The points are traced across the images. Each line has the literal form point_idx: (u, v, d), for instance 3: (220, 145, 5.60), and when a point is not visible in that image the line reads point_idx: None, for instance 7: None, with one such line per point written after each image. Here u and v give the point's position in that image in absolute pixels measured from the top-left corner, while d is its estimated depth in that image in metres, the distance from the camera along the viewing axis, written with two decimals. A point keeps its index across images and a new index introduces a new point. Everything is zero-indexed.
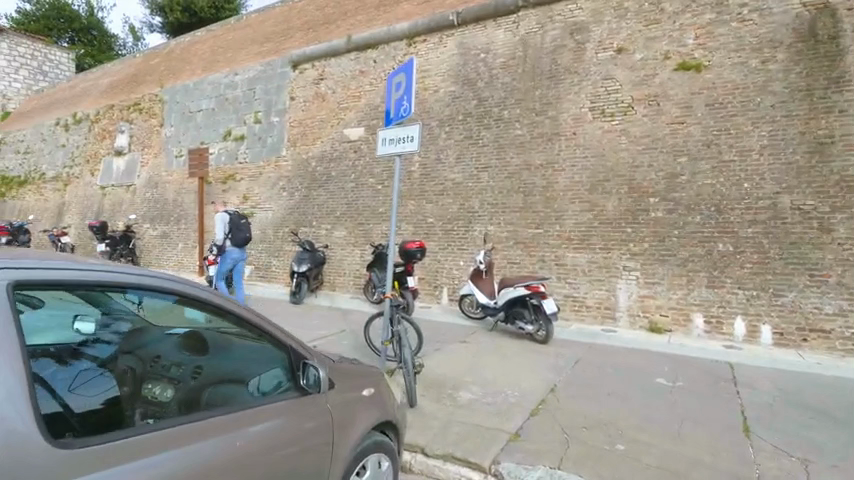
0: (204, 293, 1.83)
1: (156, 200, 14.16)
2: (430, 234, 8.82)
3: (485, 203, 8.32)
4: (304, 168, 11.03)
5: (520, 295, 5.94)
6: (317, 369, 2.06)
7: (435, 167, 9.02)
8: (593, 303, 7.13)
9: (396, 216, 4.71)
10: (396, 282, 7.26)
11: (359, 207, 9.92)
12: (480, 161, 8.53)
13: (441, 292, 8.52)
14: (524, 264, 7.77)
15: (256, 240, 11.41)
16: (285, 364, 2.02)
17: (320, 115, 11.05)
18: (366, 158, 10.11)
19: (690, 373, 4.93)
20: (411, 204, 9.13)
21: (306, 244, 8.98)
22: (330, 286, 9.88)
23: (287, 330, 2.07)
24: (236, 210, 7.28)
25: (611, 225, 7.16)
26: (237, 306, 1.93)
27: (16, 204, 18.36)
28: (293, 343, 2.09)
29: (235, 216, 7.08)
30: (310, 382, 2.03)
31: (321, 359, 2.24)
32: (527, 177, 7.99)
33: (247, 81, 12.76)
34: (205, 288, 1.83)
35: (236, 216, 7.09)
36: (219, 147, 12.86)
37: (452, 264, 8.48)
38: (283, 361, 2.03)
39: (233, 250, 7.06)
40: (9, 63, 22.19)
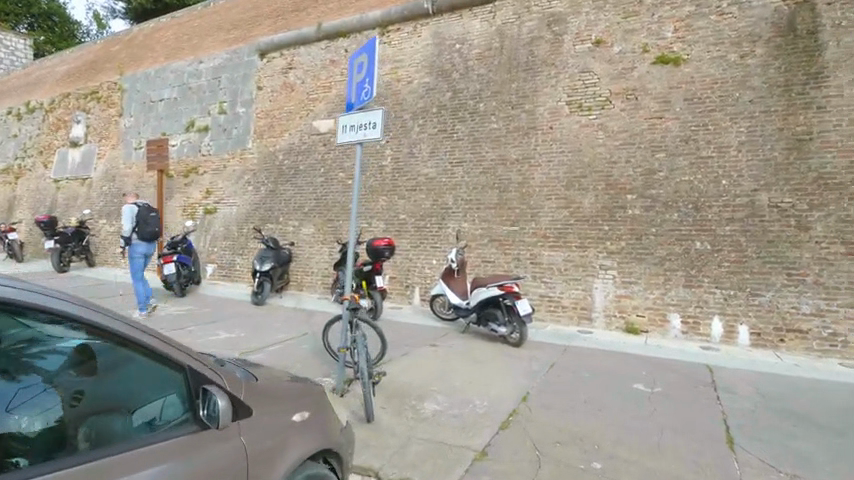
0: (115, 325, 1.59)
1: (115, 194, 13.44)
2: (401, 231, 8.46)
3: (459, 199, 8.00)
4: (270, 161, 10.53)
5: (493, 296, 5.65)
6: (218, 397, 1.66)
7: (408, 162, 8.66)
8: (569, 303, 6.88)
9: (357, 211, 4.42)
10: (364, 281, 6.89)
11: (328, 203, 9.49)
12: (454, 155, 8.21)
13: (413, 292, 8.17)
14: (498, 262, 7.49)
15: (220, 237, 10.87)
16: (182, 391, 1.65)
17: (288, 106, 10.56)
18: (336, 151, 9.67)
19: (667, 377, 4.71)
20: (382, 200, 8.76)
21: (270, 241, 8.55)
22: (297, 285, 9.43)
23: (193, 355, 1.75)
24: (147, 203, 6.92)
25: (588, 222, 6.93)
26: (147, 335, 1.67)
27: None
28: (193, 365, 1.73)
29: (143, 208, 6.75)
30: (211, 414, 1.64)
31: (236, 379, 1.88)
32: (502, 173, 7.71)
33: (212, 70, 12.15)
34: (116, 319, 1.61)
35: (145, 209, 6.73)
36: (182, 139, 12.26)
37: (424, 263, 8.14)
38: (179, 386, 1.66)
39: (140, 244, 6.69)
40: None
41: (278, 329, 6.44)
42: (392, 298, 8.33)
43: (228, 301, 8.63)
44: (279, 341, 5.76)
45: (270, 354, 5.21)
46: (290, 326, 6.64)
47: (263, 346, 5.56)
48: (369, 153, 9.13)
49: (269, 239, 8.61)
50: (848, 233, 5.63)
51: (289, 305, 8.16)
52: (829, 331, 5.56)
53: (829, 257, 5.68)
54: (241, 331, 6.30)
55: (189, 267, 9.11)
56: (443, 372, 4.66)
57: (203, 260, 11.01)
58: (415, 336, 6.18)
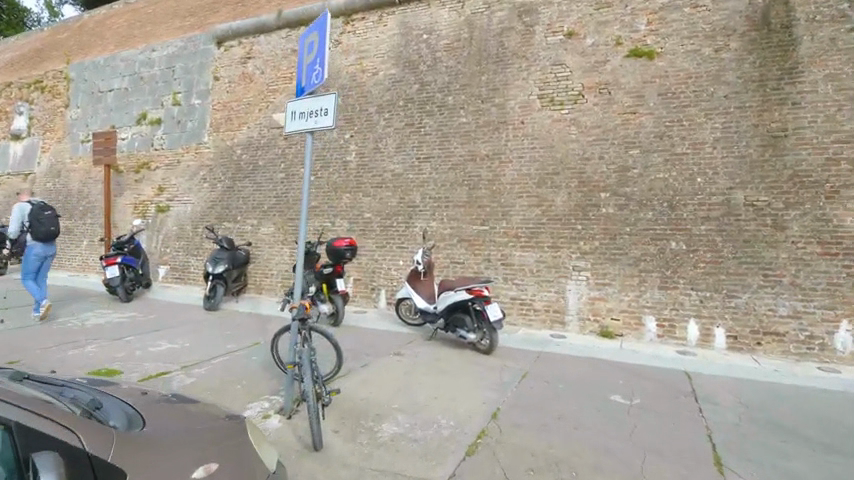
0: None
1: (60, 191, 12.53)
2: (366, 230, 8.00)
3: (427, 197, 7.60)
4: (227, 156, 9.91)
5: (461, 300, 5.26)
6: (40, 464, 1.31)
7: (373, 157, 8.21)
8: (542, 306, 6.56)
9: (305, 211, 3.96)
10: (325, 284, 6.43)
11: (289, 201, 8.94)
12: (421, 151, 7.80)
13: (378, 295, 7.73)
14: (467, 263, 7.13)
15: (173, 237, 10.18)
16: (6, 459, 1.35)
17: (247, 98, 9.94)
18: (297, 146, 9.13)
19: (643, 386, 4.43)
20: (346, 198, 8.29)
21: (224, 241, 7.96)
22: (256, 288, 8.86)
23: (49, 419, 1.49)
24: (41, 199, 6.26)
25: (560, 221, 6.63)
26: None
27: None
28: (44, 427, 1.46)
29: (37, 206, 6.09)
30: None
31: (106, 438, 1.55)
32: (472, 169, 7.34)
33: (165, 59, 11.40)
34: None
35: (39, 207, 6.08)
36: (132, 132, 11.49)
37: (390, 264, 7.71)
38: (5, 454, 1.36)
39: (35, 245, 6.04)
40: None
41: (229, 338, 5.91)
42: (357, 301, 7.87)
43: (179, 306, 8.02)
44: (227, 352, 5.26)
45: (215, 368, 4.72)
46: (242, 334, 6.13)
47: (210, 359, 5.05)
48: (332, 148, 8.64)
49: (224, 239, 8.03)
50: (823, 233, 5.48)
51: (245, 310, 7.60)
52: (806, 333, 5.39)
53: (805, 257, 5.52)
54: (186, 340, 5.75)
55: (136, 269, 8.42)
56: (405, 386, 4.25)
57: (156, 262, 10.30)
58: (378, 343, 5.75)
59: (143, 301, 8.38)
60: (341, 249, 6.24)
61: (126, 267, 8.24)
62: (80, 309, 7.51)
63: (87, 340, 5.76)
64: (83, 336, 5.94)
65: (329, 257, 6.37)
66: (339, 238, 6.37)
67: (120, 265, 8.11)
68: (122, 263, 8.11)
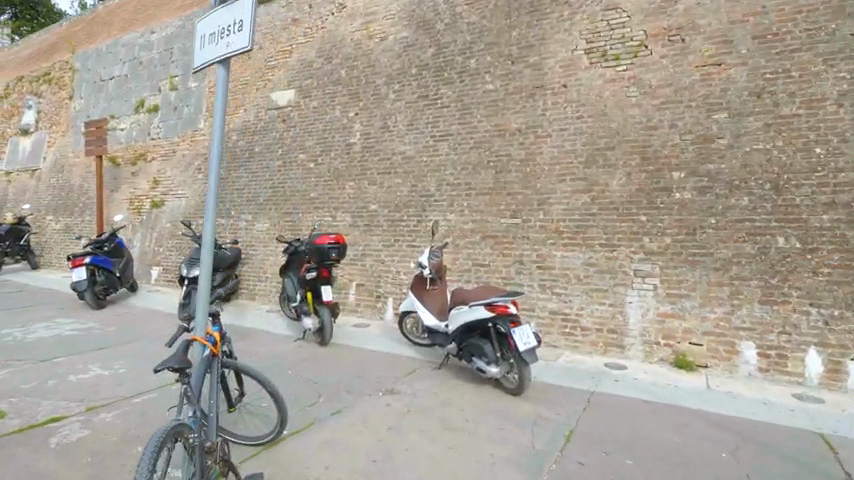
0: None
1: (63, 187, 11.75)
2: (372, 225, 6.59)
3: (444, 183, 6.10)
4: (222, 143, 8.68)
5: (480, 319, 3.73)
6: None
7: (381, 137, 6.78)
8: (591, 323, 4.94)
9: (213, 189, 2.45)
10: (309, 293, 5.05)
11: (286, 192, 7.60)
12: (438, 128, 6.31)
13: (385, 305, 6.29)
14: (494, 266, 5.60)
15: (166, 235, 9.08)
16: None
17: (244, 77, 8.67)
18: (295, 127, 7.75)
19: (765, 469, 2.78)
20: (349, 187, 6.91)
21: (204, 240, 6.68)
22: (249, 294, 7.61)
23: None
24: None
25: (617, 211, 4.99)
26: None
27: None
28: None
29: None
30: None
31: None
32: (500, 147, 5.80)
33: (164, 41, 10.38)
34: None
35: None
36: (131, 122, 10.53)
37: (399, 267, 6.27)
38: None
39: None
40: None
41: None
42: (360, 312, 6.47)
43: (156, 314, 6.85)
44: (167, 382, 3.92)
45: (135, 405, 3.39)
46: None
47: (139, 392, 3.74)
48: (335, 129, 7.28)
49: (203, 236, 6.75)
50: None
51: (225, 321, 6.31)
52: None
53: None
54: (129, 361, 4.48)
55: (111, 272, 7.26)
56: (386, 453, 2.76)
57: (148, 263, 9.23)
58: (369, 372, 4.29)
59: (119, 308, 7.26)
60: (322, 246, 4.88)
61: (97, 269, 7.08)
62: (40, 318, 6.45)
63: (12, 357, 4.60)
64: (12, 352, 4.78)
65: (309, 258, 5.00)
66: (322, 233, 5.00)
67: (89, 266, 6.96)
68: (91, 264, 6.97)
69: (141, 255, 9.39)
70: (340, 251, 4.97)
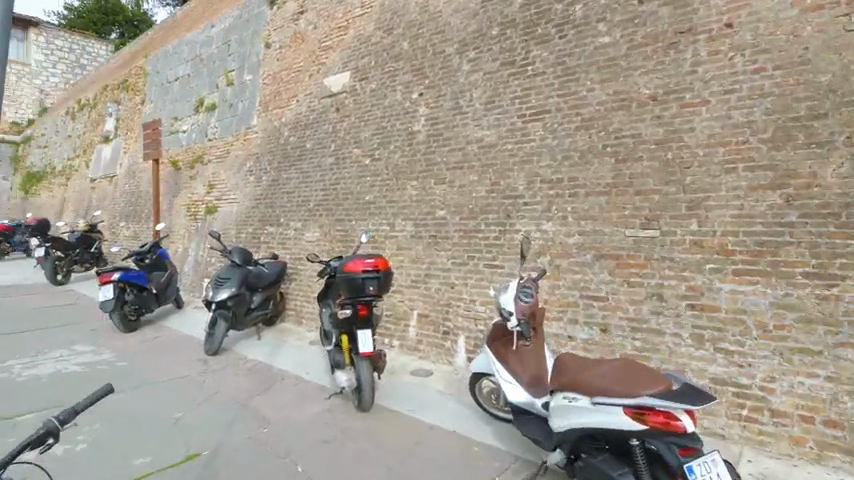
0: None
1: (133, 193, 11.41)
2: (439, 236, 4.96)
3: (538, 179, 4.35)
4: (274, 139, 7.51)
5: (629, 431, 2.05)
6: None
7: (452, 122, 5.12)
8: (790, 406, 3.07)
9: None
10: (345, 336, 3.59)
11: (338, 195, 6.20)
12: (529, 104, 4.56)
13: (455, 344, 4.65)
14: (614, 301, 3.81)
15: (217, 244, 8.05)
16: None
17: (297, 63, 7.41)
18: (350, 116, 6.31)
19: None
20: (412, 187, 5.32)
21: (237, 256, 5.45)
22: (296, 318, 6.34)
23: None
24: None
25: (835, 220, 3.02)
26: None
27: (37, 206, 17.14)
28: None
29: None
30: None
31: None
32: (623, 124, 3.97)
33: (223, 33, 9.37)
34: None
35: None
36: (191, 123, 9.68)
37: (474, 294, 4.60)
38: None
39: None
40: (47, 57, 21.87)
41: (171, 434, 3.29)
42: (423, 351, 4.89)
43: (187, 341, 5.80)
44: None
45: None
46: (202, 419, 3.53)
47: None
48: (396, 115, 5.73)
49: (236, 252, 5.52)
50: None
51: (258, 356, 5.07)
52: None
53: None
54: (97, 432, 3.29)
55: (144, 289, 6.26)
56: None
57: (200, 275, 8.32)
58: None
59: (154, 330, 6.29)
60: (354, 275, 3.41)
61: (128, 286, 6.11)
62: (61, 344, 5.60)
63: None
64: None
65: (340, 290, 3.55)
66: (356, 255, 3.52)
67: (118, 283, 5.97)
68: (120, 281, 5.96)
69: (194, 265, 8.55)
70: (380, 281, 3.46)
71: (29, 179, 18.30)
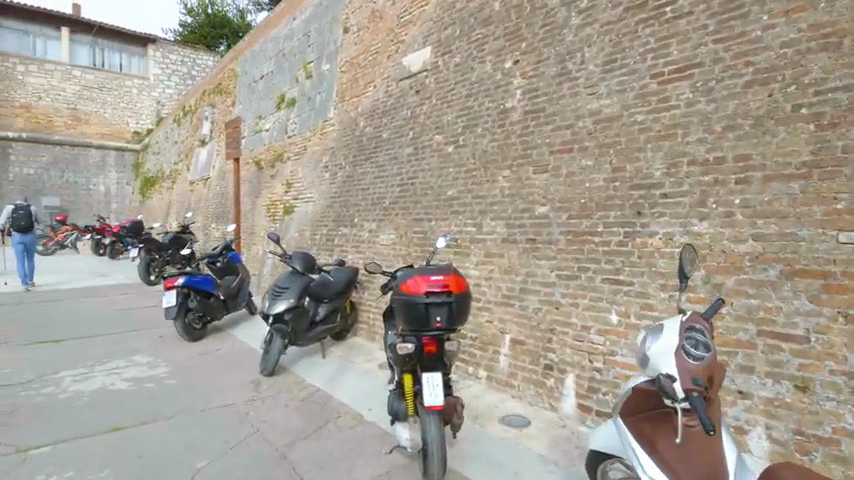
0: None
1: (223, 194, 11.42)
2: (539, 240, 3.82)
3: (685, 161, 3.07)
4: (350, 131, 6.79)
5: None
6: None
7: (556, 92, 3.94)
8: None
9: None
10: (408, 376, 2.67)
11: (416, 190, 5.28)
12: (669, 57, 3.27)
13: (560, 383, 3.50)
14: (820, 344, 2.45)
15: (292, 246, 7.51)
16: None
17: (375, 44, 6.63)
18: (430, 98, 5.34)
19: None
20: (504, 177, 4.22)
21: (298, 262, 4.72)
22: (368, 332, 5.50)
23: None
24: None
25: None
26: None
27: (152, 208, 18.35)
28: None
29: None
30: None
31: None
32: (828, 72, 2.59)
33: (303, 24, 8.91)
34: None
35: None
36: (273, 120, 9.35)
37: (588, 318, 3.41)
38: None
39: None
40: (163, 71, 23.60)
41: None
42: (516, 389, 3.77)
43: (249, 355, 5.20)
44: None
45: None
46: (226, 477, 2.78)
47: None
48: (484, 91, 4.64)
49: (297, 257, 4.78)
50: None
51: (318, 382, 4.28)
52: None
53: None
54: None
55: (210, 295, 5.85)
56: None
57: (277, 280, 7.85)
58: None
59: (219, 340, 5.80)
60: (413, 299, 2.45)
61: (193, 292, 5.70)
62: (125, 354, 5.30)
63: None
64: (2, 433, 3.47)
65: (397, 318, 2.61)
66: (418, 271, 2.56)
67: (182, 288, 5.58)
68: (184, 287, 5.56)
69: (272, 268, 8.11)
70: (450, 309, 2.45)
71: (146, 183, 19.71)
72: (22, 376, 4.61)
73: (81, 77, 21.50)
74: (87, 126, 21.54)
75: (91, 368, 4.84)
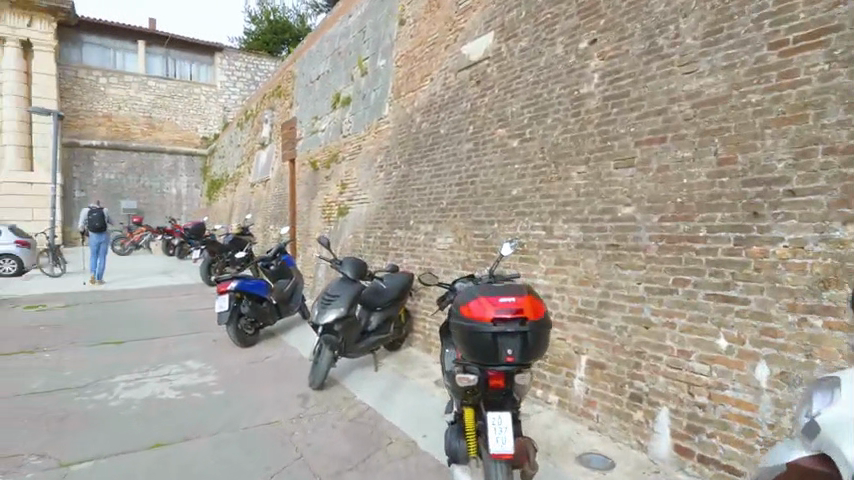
0: None
1: (281, 195, 11.46)
2: (623, 246, 3.26)
3: (820, 149, 2.44)
4: (406, 128, 6.44)
5: None
6: None
7: (643, 73, 3.36)
8: None
9: None
10: (468, 410, 2.25)
11: (476, 190, 4.82)
12: (793, 22, 2.64)
13: (652, 418, 2.94)
14: None
15: (346, 249, 7.27)
16: None
17: (432, 35, 6.24)
18: (492, 88, 4.87)
19: None
20: (579, 173, 3.68)
21: (349, 269, 4.40)
22: (424, 343, 5.11)
23: None
24: None
25: None
26: None
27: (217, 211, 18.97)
28: None
29: None
30: None
31: None
32: None
33: (359, 21, 8.69)
34: None
35: None
36: (329, 120, 9.19)
37: (687, 342, 2.83)
38: None
39: None
40: (229, 77, 24.47)
41: None
42: (596, 420, 3.24)
43: (300, 364, 4.95)
44: None
45: None
46: None
47: None
48: (555, 76, 4.11)
49: (348, 263, 4.46)
50: None
51: (368, 400, 3.93)
52: None
53: None
54: None
55: (262, 299, 5.68)
56: None
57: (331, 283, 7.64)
58: None
59: (271, 347, 5.61)
60: (478, 327, 2.00)
61: (245, 296, 5.54)
62: (179, 358, 5.20)
63: (25, 459, 3.07)
64: (48, 443, 3.29)
65: (457, 346, 2.18)
66: (484, 290, 2.12)
67: (235, 293, 5.42)
68: (237, 291, 5.40)
69: (326, 271, 7.92)
70: (524, 340, 1.98)
71: (213, 186, 20.43)
72: (79, 379, 4.57)
73: (156, 86, 22.69)
74: (161, 132, 22.71)
75: (145, 373, 4.72)
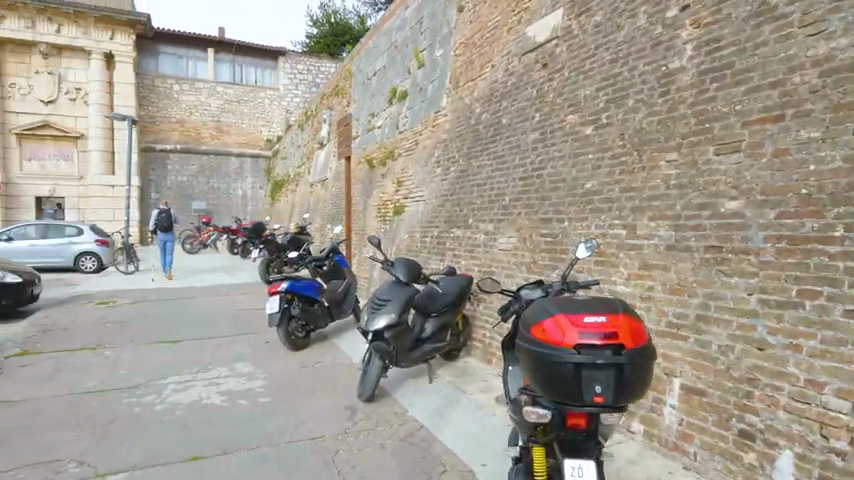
0: None
1: (338, 194, 11.38)
2: (727, 248, 2.69)
3: None
4: (464, 120, 6.04)
5: None
6: None
7: (752, 38, 2.78)
8: None
9: None
10: (539, 452, 1.80)
11: (543, 184, 4.34)
12: None
13: (770, 463, 2.37)
14: None
15: (402, 249, 6.96)
16: None
17: (493, 19, 5.79)
18: (561, 71, 4.37)
19: None
20: (669, 162, 3.13)
21: (401, 271, 4.07)
22: (484, 353, 4.69)
23: None
24: None
25: None
26: None
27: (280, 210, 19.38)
28: None
29: None
30: None
31: None
32: None
33: (416, 12, 8.38)
34: None
35: None
36: (385, 116, 8.95)
37: (818, 371, 2.24)
38: None
39: None
40: (292, 80, 25.03)
41: None
42: (693, 458, 2.70)
43: (350, 371, 4.68)
44: None
45: None
46: None
47: None
48: (637, 52, 3.56)
49: (400, 265, 4.14)
50: None
51: (420, 417, 3.56)
52: None
53: None
54: None
55: (313, 301, 5.48)
56: None
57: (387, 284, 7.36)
58: None
59: (323, 351, 5.39)
60: (557, 356, 1.57)
61: (296, 298, 5.35)
62: (230, 360, 5.08)
63: (65, 466, 2.96)
64: (89, 447, 3.19)
65: (527, 374, 1.75)
66: (563, 307, 1.69)
67: (286, 294, 5.24)
68: (288, 292, 5.22)
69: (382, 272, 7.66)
70: (618, 375, 1.53)
71: (276, 187, 20.92)
72: (132, 379, 4.54)
73: (224, 92, 23.61)
74: (228, 135, 23.60)
75: (194, 375, 4.62)
